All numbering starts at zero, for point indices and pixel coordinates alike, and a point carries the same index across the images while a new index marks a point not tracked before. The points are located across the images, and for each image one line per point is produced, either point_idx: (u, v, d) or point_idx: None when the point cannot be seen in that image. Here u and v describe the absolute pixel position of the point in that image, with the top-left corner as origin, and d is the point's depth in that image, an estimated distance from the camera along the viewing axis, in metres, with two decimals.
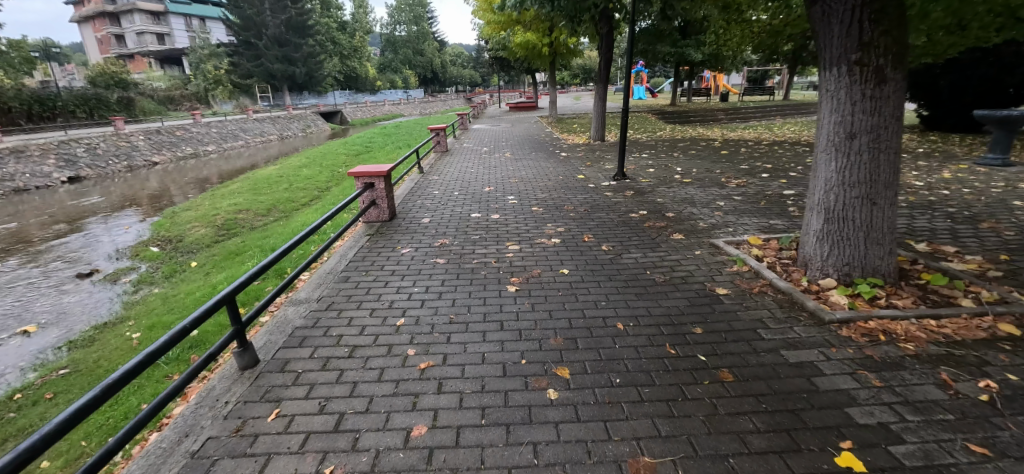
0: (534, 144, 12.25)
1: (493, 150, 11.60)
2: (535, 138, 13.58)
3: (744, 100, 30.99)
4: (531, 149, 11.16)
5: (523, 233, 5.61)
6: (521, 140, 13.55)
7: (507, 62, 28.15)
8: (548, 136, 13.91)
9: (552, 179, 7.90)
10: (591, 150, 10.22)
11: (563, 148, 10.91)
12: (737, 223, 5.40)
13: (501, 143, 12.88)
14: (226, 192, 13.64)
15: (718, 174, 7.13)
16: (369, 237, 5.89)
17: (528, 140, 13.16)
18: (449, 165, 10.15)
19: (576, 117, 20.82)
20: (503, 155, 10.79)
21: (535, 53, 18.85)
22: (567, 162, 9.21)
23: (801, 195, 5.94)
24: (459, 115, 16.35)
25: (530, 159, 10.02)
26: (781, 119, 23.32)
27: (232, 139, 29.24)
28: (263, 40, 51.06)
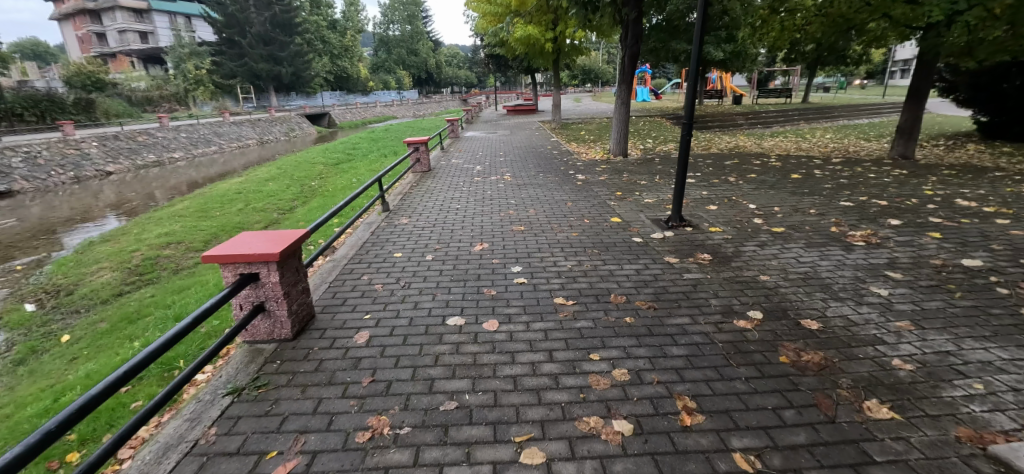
0: (539, 160, 9.89)
1: (486, 171, 9.20)
2: (540, 151, 11.18)
3: (759, 103, 29.00)
4: (537, 170, 8.82)
5: (549, 413, 2.69)
6: (522, 153, 11.20)
7: (505, 61, 25.83)
8: (554, 148, 11.68)
9: (573, 228, 5.61)
10: (618, 171, 8.05)
11: (581, 166, 8.71)
12: (951, 350, 3.06)
13: (498, 159, 10.51)
14: (163, 214, 11.31)
15: (822, 221, 4.99)
16: (228, 407, 2.85)
17: (530, 155, 10.79)
18: (429, 195, 7.71)
19: (582, 123, 18.56)
20: (499, 180, 8.40)
21: (537, 50, 16.64)
22: (591, 191, 7.04)
23: (1004, 276, 3.74)
24: (449, 121, 14.04)
25: (537, 186, 7.68)
26: (807, 124, 21.25)
27: (204, 145, 26.87)
28: (246, 38, 48.37)
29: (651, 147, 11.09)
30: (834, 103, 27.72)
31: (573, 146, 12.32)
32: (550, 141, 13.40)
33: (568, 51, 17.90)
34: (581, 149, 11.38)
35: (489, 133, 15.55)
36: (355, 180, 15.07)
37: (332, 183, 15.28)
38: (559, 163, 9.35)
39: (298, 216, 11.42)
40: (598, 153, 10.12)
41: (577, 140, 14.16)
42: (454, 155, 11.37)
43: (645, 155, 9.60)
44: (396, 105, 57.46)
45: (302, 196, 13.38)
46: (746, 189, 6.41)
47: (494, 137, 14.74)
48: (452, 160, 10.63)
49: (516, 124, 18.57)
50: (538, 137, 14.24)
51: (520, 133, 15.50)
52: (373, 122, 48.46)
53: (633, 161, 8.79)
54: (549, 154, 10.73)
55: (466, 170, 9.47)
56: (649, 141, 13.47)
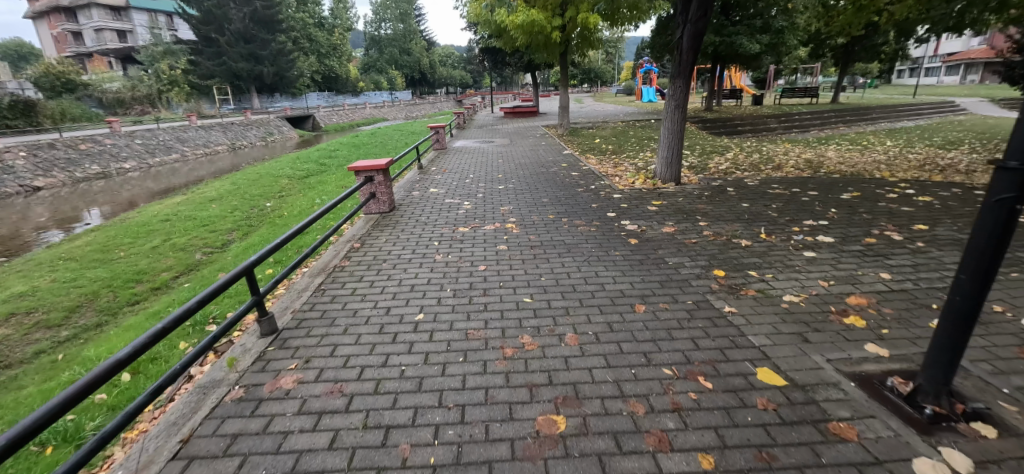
0: (552, 191, 7.09)
1: (471, 215, 6.30)
2: (550, 173, 8.37)
3: (781, 103, 26.54)
4: (553, 215, 6.01)
5: None
6: (528, 175, 8.38)
7: (503, 56, 22.93)
8: (569, 166, 8.93)
9: (689, 441, 2.38)
10: (688, 216, 5.41)
11: (626, 203, 6.04)
12: None
13: (494, 187, 7.67)
14: (45, 259, 8.49)
15: None
16: None
17: (538, 179, 8.01)
18: (378, 272, 4.80)
19: (593, 128, 15.79)
20: (493, 236, 5.51)
21: (541, 41, 13.95)
22: (672, 271, 4.31)
23: None
24: (433, 128, 11.19)
25: (557, 255, 4.83)
26: (847, 128, 18.60)
27: (163, 152, 23.97)
28: (224, 35, 45.14)
29: (701, 165, 8.41)
30: (866, 103, 25.05)
31: (591, 160, 9.58)
32: (560, 153, 10.59)
33: (577, 43, 15.18)
34: (600, 166, 8.68)
35: (483, 141, 12.73)
36: (318, 200, 12.22)
37: (291, 204, 12.46)
38: (586, 195, 6.65)
39: (230, 255, 8.62)
40: (640, 174, 7.43)
41: (593, 151, 11.46)
42: (433, 179, 8.45)
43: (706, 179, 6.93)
44: (387, 107, 54.69)
45: (247, 223, 10.57)
46: (943, 271, 3.80)
47: (489, 147, 11.90)
48: (428, 188, 7.72)
49: (515, 130, 15.75)
50: (544, 147, 11.48)
51: (520, 141, 12.75)
52: (362, 125, 45.60)
53: (699, 193, 6.11)
54: (563, 176, 8.02)
55: (441, 211, 6.53)
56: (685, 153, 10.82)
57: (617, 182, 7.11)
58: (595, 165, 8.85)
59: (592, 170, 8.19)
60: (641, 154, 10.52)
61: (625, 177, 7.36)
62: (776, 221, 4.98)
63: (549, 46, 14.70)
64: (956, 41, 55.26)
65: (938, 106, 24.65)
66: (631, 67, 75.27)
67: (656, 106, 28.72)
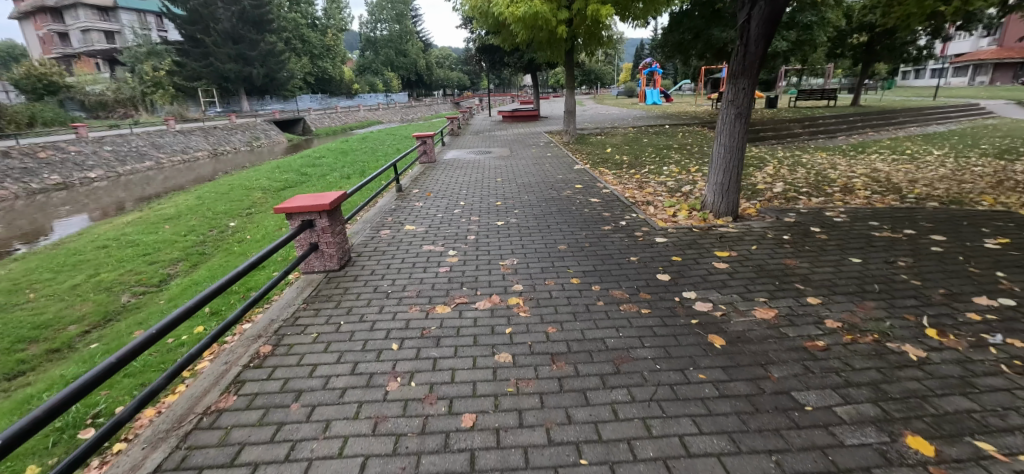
0: (566, 233, 5.57)
1: (457, 278, 4.71)
2: (563, 199, 6.86)
3: (797, 104, 25.12)
4: (576, 278, 4.50)
5: None
6: (535, 200, 6.92)
7: (501, 56, 21.32)
8: (587, 186, 7.40)
9: None
10: (788, 288, 3.99)
11: (679, 258, 4.59)
12: None
13: (489, 222, 6.14)
14: None
15: None
16: None
17: (546, 209, 6.48)
18: (276, 444, 2.71)
19: (602, 134, 14.23)
20: (488, 325, 3.86)
21: (544, 37, 12.43)
22: (794, 406, 2.75)
23: None
24: (420, 138, 9.54)
25: (597, 389, 2.99)
26: (877, 133, 17.12)
27: (135, 160, 22.32)
28: (210, 35, 43.40)
29: (748, 185, 6.91)
30: (887, 105, 23.58)
31: (609, 177, 8.03)
32: (570, 166, 9.00)
33: (585, 41, 13.74)
34: (621, 187, 7.23)
35: (479, 151, 11.11)
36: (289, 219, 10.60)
37: (258, 222, 10.84)
38: (622, 241, 5.18)
39: (165, 295, 6.99)
40: (682, 205, 6.05)
41: (607, 164, 9.90)
42: (412, 207, 6.88)
43: (770, 216, 5.51)
44: (382, 109, 53.11)
45: (199, 252, 8.91)
46: None
47: (486, 158, 10.29)
48: (403, 225, 6.16)
49: (515, 137, 14.14)
50: (550, 158, 9.91)
51: (521, 150, 11.16)
52: (355, 128, 43.99)
53: (781, 245, 4.73)
54: (584, 205, 6.50)
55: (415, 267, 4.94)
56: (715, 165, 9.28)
57: (655, 218, 5.74)
58: (617, 185, 7.39)
59: (617, 196, 6.72)
60: (665, 168, 8.99)
61: (661, 210, 5.99)
62: (929, 299, 3.68)
63: (554, 43, 13.14)
64: (965, 41, 54.07)
65: (963, 109, 23.26)
66: (630, 69, 73.34)
67: (663, 109, 27.23)
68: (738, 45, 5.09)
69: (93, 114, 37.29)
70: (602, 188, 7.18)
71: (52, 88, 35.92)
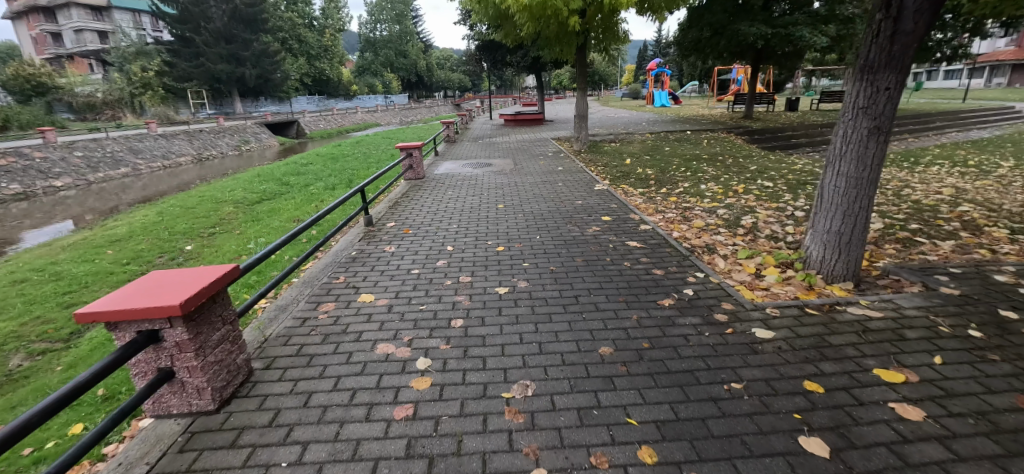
0: (605, 322, 3.83)
1: (422, 439, 2.66)
2: (591, 242, 5.25)
3: (820, 107, 23.48)
4: (646, 452, 2.47)
5: None
6: (550, 243, 5.33)
7: (504, 55, 19.62)
8: (618, 218, 5.78)
9: None
10: None
11: (823, 390, 2.85)
12: None
13: (486, 297, 4.42)
14: None
15: None
16: None
17: (566, 264, 4.80)
18: None
19: (616, 141, 12.62)
20: None
21: (552, 30, 10.75)
22: None
23: None
24: (404, 150, 7.88)
25: None
26: (919, 140, 15.41)
27: (109, 166, 20.83)
28: (201, 35, 42.06)
29: None
30: (918, 107, 21.79)
31: (640, 201, 6.40)
32: (589, 185, 7.37)
33: (599, 36, 12.16)
34: (664, 220, 5.61)
35: (477, 163, 9.47)
36: (253, 243, 9.07)
37: (218, 246, 9.29)
38: (705, 336, 3.49)
39: (67, 358, 5.34)
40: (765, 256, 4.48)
41: (628, 181, 8.27)
42: (380, 260, 5.31)
43: (913, 283, 3.96)
44: (380, 111, 51.66)
45: None
46: None
47: (485, 172, 8.65)
48: (355, 300, 4.51)
49: (518, 144, 12.49)
50: (562, 173, 8.29)
51: (522, 161, 9.57)
52: (351, 131, 42.43)
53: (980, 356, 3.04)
54: (623, 254, 4.87)
55: (356, 390, 3.15)
56: (761, 183, 7.64)
57: (737, 284, 4.15)
58: (658, 216, 5.77)
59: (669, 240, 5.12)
60: (703, 187, 7.37)
61: (739, 267, 4.43)
62: None
63: (563, 36, 11.49)
64: (980, 43, 52.47)
65: (1001, 113, 21.57)
66: (634, 70, 71.87)
67: (675, 112, 25.55)
68: (883, 20, 3.52)
69: (80, 116, 36.03)
70: (644, 224, 5.56)
71: (38, 89, 34.74)
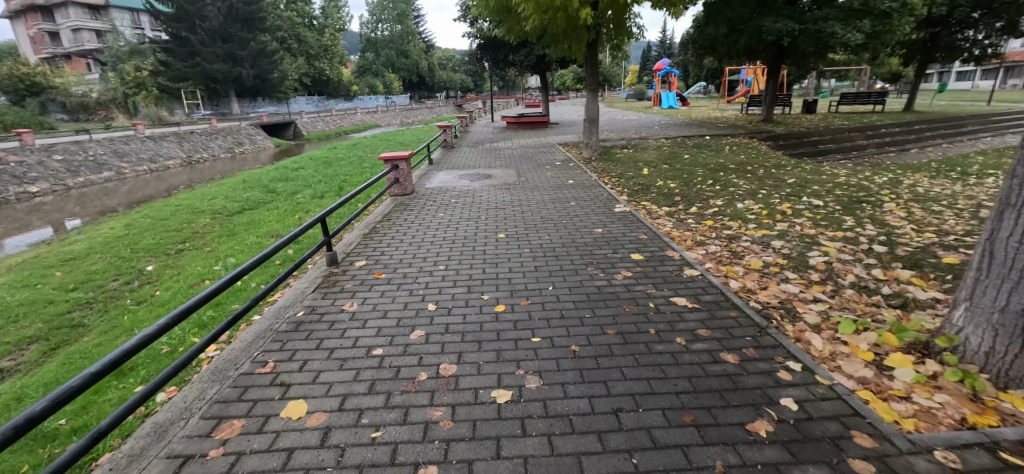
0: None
1: None
2: (625, 300, 3.87)
3: (838, 109, 22.35)
4: None
5: None
6: (568, 300, 3.95)
7: (507, 53, 18.52)
8: (652, 256, 4.60)
9: None
10: None
11: None
12: None
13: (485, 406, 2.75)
14: None
15: None
16: None
17: (593, 340, 3.39)
18: None
19: (629, 148, 11.53)
20: None
21: (560, 24, 9.64)
22: None
23: None
24: (389, 162, 6.75)
25: None
26: (953, 145, 14.30)
27: (92, 170, 19.89)
28: (197, 34, 41.20)
29: (935, 255, 4.07)
30: (944, 110, 20.62)
31: (671, 228, 5.24)
32: (608, 205, 6.22)
33: (612, 32, 11.04)
34: (712, 259, 4.43)
35: (474, 174, 8.31)
36: (221, 265, 7.99)
37: (182, 268, 8.22)
38: None
39: None
40: (885, 331, 3.13)
41: (650, 197, 7.14)
42: (333, 330, 3.68)
43: None
44: (381, 112, 50.75)
45: (73, 325, 6.29)
46: None
47: (482, 186, 7.47)
48: (274, 418, 2.73)
49: (521, 151, 11.38)
50: (574, 188, 7.16)
51: (524, 172, 8.38)
52: (349, 132, 41.40)
53: None
54: (673, 320, 3.53)
55: None
56: (808, 201, 6.50)
57: (856, 381, 2.80)
58: (702, 252, 4.59)
59: (729, 294, 3.83)
60: (742, 207, 6.23)
61: (844, 347, 3.10)
62: None
63: (573, 31, 10.36)
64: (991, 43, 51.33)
65: None
66: (638, 71, 70.87)
67: (686, 115, 24.38)
68: None
69: (74, 116, 35.19)
70: (688, 264, 4.37)
71: (34, 89, 33.68)
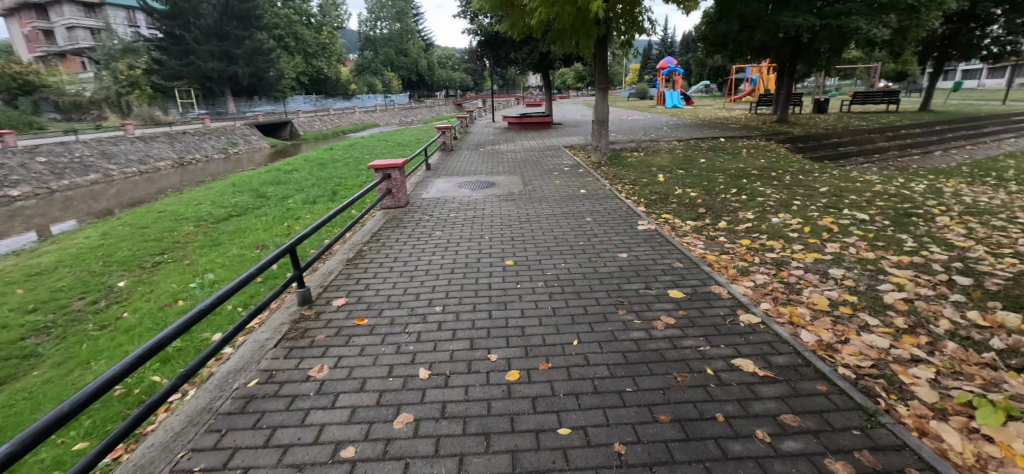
0: None
1: None
2: (674, 364, 3.04)
3: (851, 108, 21.64)
4: None
5: None
6: (603, 371, 3.03)
7: (509, 51, 17.75)
8: (692, 292, 3.87)
9: None
10: None
11: None
12: None
13: None
14: None
15: None
16: None
17: (643, 432, 2.48)
18: None
19: (640, 151, 10.83)
20: None
21: (568, 18, 8.91)
22: None
23: None
24: (381, 170, 5.96)
25: None
26: (978, 147, 13.61)
27: (78, 173, 19.18)
28: (192, 31, 40.45)
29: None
30: (961, 109, 19.92)
31: (707, 253, 4.52)
32: (630, 222, 5.50)
33: (623, 25, 10.27)
34: (763, 295, 3.70)
35: (474, 182, 7.57)
36: (197, 282, 7.29)
37: (155, 285, 7.51)
38: None
39: None
40: None
41: (671, 209, 6.45)
42: (300, 424, 2.71)
43: None
44: (379, 112, 50.01)
45: (25, 354, 5.58)
46: None
47: (483, 196, 6.71)
48: None
49: (526, 154, 10.67)
50: (587, 199, 6.45)
51: (529, 180, 7.59)
52: (347, 132, 40.62)
53: None
54: (740, 391, 2.71)
55: None
56: (851, 214, 5.78)
57: None
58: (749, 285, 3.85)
59: (800, 349, 3.04)
60: (778, 222, 5.52)
61: (995, 450, 2.15)
62: None
63: (581, 23, 9.59)
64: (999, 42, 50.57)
65: None
66: (640, 69, 70.13)
67: (693, 114, 23.66)
68: None
69: (66, 116, 34.45)
70: (737, 302, 3.64)
71: (26, 87, 32.81)
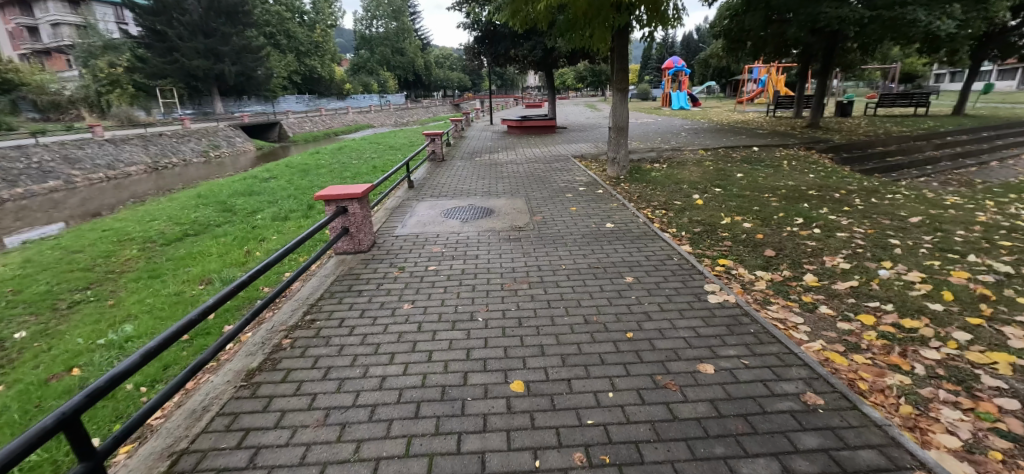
0: None
1: None
2: None
3: (875, 111, 20.14)
4: None
5: None
6: None
7: (508, 47, 16.16)
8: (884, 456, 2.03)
9: None
10: None
11: None
12: None
13: None
14: None
15: None
16: None
17: None
18: None
19: (662, 163, 9.27)
20: None
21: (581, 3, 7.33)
22: None
23: None
24: (333, 203, 4.26)
25: None
26: None
27: (35, 179, 17.47)
28: (176, 28, 38.78)
29: None
30: (996, 113, 18.45)
31: (831, 354, 2.79)
32: (687, 282, 3.90)
33: (645, 13, 8.67)
34: None
35: (466, 208, 5.93)
36: (110, 337, 5.65)
37: (58, 339, 5.85)
38: None
39: None
40: None
41: (728, 249, 4.89)
42: None
43: None
44: (373, 112, 48.39)
45: None
46: None
47: (476, 233, 5.06)
48: None
49: (530, 166, 9.08)
50: (615, 239, 4.84)
51: (535, 208, 5.90)
52: (339, 134, 38.90)
53: None
54: None
55: None
56: (985, 264, 4.20)
57: None
58: (952, 449, 2.05)
59: None
60: (892, 276, 3.98)
61: None
62: None
63: (595, 12, 7.92)
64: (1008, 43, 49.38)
65: None
66: (641, 70, 68.78)
67: (705, 117, 22.10)
68: None
69: (44, 116, 32.18)
70: None
71: (3, 85, 31.08)
